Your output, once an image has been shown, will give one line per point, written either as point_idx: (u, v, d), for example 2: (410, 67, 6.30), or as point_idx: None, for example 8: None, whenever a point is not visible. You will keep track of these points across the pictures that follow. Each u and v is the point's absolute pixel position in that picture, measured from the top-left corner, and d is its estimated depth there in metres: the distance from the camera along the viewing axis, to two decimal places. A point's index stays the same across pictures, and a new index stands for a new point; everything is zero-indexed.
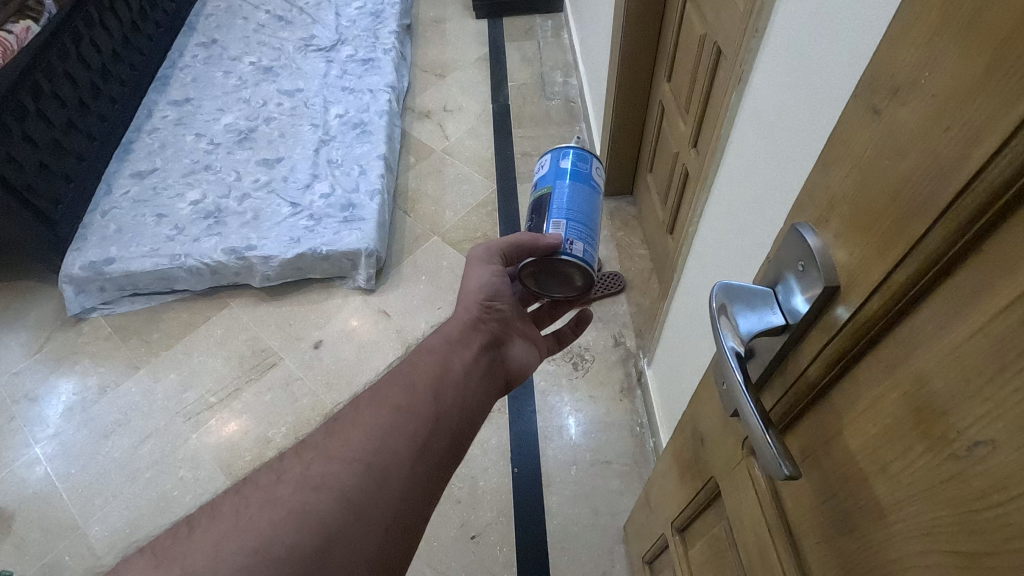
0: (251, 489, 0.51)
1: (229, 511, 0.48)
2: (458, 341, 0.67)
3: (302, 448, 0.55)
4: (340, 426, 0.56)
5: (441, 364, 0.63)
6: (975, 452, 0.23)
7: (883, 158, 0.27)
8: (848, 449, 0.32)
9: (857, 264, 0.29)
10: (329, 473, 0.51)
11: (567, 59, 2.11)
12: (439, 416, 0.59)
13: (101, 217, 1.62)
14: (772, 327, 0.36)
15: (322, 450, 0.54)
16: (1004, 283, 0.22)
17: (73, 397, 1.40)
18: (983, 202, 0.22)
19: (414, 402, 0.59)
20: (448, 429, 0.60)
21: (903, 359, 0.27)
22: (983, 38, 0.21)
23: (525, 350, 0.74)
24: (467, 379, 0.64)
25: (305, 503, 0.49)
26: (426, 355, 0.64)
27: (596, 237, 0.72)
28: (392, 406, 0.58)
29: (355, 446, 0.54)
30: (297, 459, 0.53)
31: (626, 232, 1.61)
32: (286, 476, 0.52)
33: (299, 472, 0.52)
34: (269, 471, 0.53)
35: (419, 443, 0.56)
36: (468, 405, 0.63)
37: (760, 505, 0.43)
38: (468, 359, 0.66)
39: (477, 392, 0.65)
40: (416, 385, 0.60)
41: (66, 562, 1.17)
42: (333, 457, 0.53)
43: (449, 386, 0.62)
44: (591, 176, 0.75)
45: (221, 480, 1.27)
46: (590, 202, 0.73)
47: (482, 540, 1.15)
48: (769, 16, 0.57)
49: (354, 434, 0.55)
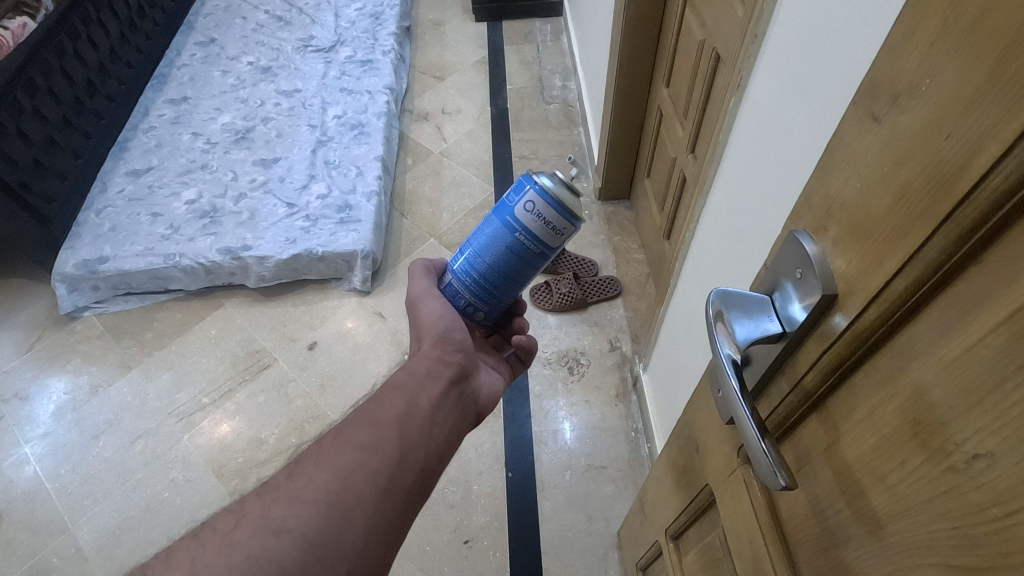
0: (208, 535, 0.50)
1: (183, 559, 0.48)
2: (426, 376, 0.66)
3: (263, 491, 0.54)
4: (302, 467, 0.55)
5: (408, 402, 0.63)
6: (974, 466, 0.23)
7: (883, 166, 0.27)
8: (845, 459, 0.32)
9: (856, 271, 0.29)
10: (289, 515, 0.50)
11: (566, 63, 2.11)
12: (404, 454, 0.59)
13: (96, 215, 1.61)
14: (769, 335, 0.36)
15: (283, 491, 0.53)
16: (1004, 293, 0.21)
17: (64, 397, 1.39)
18: (985, 212, 0.22)
19: (380, 440, 0.58)
20: (415, 466, 0.59)
21: (902, 369, 0.27)
22: (985, 45, 0.21)
23: (489, 380, 0.76)
24: (435, 414, 0.64)
25: (262, 548, 0.48)
26: (392, 393, 0.63)
27: (479, 277, 0.69)
28: (357, 444, 0.57)
29: (318, 486, 0.53)
30: (256, 503, 0.53)
31: (624, 236, 1.61)
32: (244, 520, 0.51)
33: (258, 515, 0.51)
34: (228, 514, 0.52)
35: (382, 483, 0.56)
36: (436, 440, 0.63)
37: (754, 514, 0.42)
38: (436, 395, 0.65)
39: (444, 426, 0.65)
40: (382, 422, 0.60)
41: (54, 563, 1.16)
42: (294, 498, 0.52)
43: (416, 424, 0.61)
44: (512, 213, 0.64)
45: (212, 481, 1.26)
46: (494, 241, 0.66)
47: (475, 545, 1.14)
48: (768, 21, 0.57)
49: (317, 474, 0.54)
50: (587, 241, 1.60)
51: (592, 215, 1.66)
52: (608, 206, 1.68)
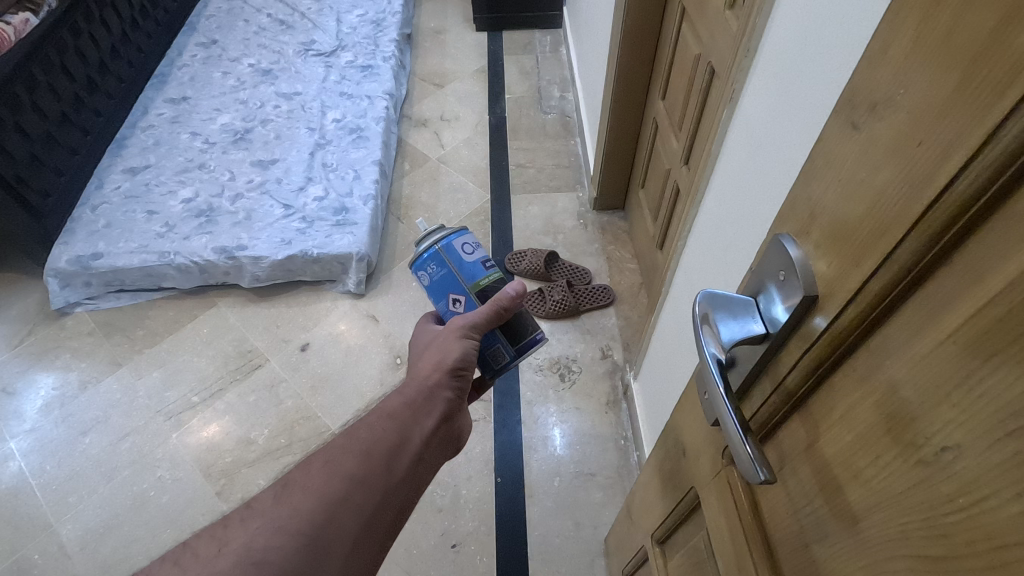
0: (191, 563, 0.50)
1: None
2: (421, 409, 0.65)
3: (248, 513, 0.54)
4: (290, 491, 0.55)
5: (400, 435, 0.62)
6: (943, 458, 0.24)
7: (862, 171, 0.28)
8: (823, 457, 0.33)
9: (835, 274, 0.30)
10: (270, 548, 0.50)
11: (565, 74, 2.14)
12: (389, 488, 0.59)
13: (91, 211, 1.61)
14: (753, 336, 0.37)
15: (267, 521, 0.52)
16: (971, 291, 0.22)
17: (52, 392, 1.38)
18: (954, 214, 0.23)
19: (369, 470, 0.58)
20: (397, 500, 0.60)
21: (877, 367, 0.28)
22: (954, 57, 0.22)
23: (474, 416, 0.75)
24: (423, 451, 0.64)
25: None
26: (385, 423, 0.62)
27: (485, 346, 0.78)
28: (345, 475, 0.56)
29: (301, 518, 0.52)
30: (241, 529, 0.52)
31: (617, 245, 1.63)
32: (227, 548, 0.51)
33: (242, 543, 0.51)
34: (212, 539, 0.52)
35: (364, 518, 0.56)
36: (418, 477, 0.63)
37: (737, 514, 0.43)
38: (427, 431, 0.65)
39: (429, 463, 0.65)
40: (372, 454, 0.59)
41: (34, 561, 1.15)
42: (277, 528, 0.52)
43: (404, 458, 0.61)
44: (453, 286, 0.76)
45: (199, 481, 1.25)
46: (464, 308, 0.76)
47: (462, 549, 1.14)
48: (761, 36, 0.59)
49: (304, 503, 0.54)
50: (580, 250, 1.62)
51: (587, 224, 1.68)
52: (602, 216, 1.70)
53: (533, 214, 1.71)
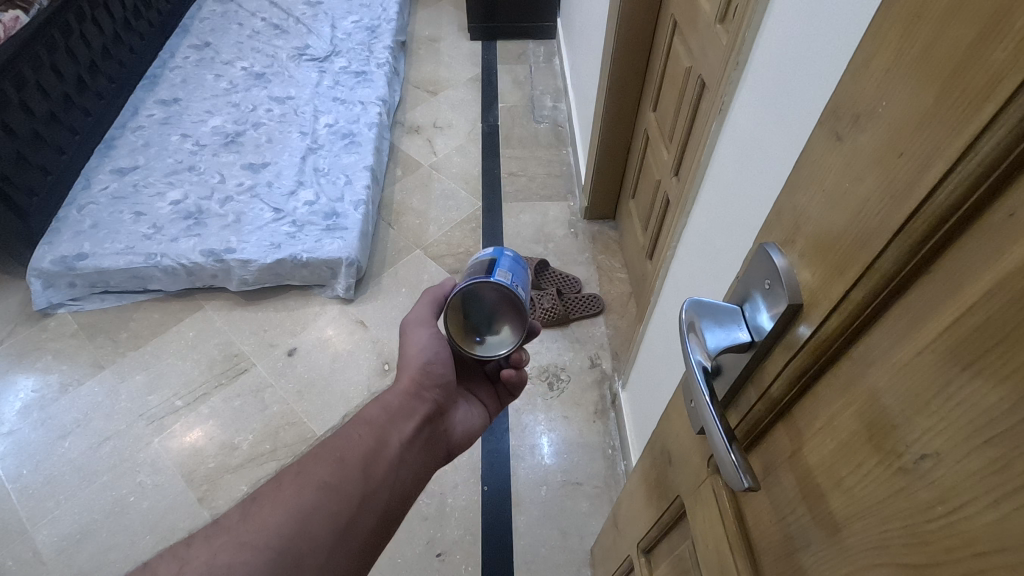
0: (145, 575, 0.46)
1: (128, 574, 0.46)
2: (399, 412, 0.66)
3: (212, 531, 0.51)
4: (257, 507, 0.53)
5: (378, 438, 0.62)
6: (921, 466, 0.24)
7: (845, 181, 0.28)
8: (807, 464, 0.33)
9: (818, 283, 0.31)
10: (235, 564, 0.48)
11: (558, 84, 2.15)
12: (366, 496, 0.58)
13: (77, 212, 1.59)
14: (738, 344, 0.37)
15: (232, 535, 0.50)
16: (950, 301, 0.23)
17: (31, 394, 1.36)
18: (932, 225, 0.23)
19: (342, 478, 0.57)
20: (376, 509, 0.59)
21: (859, 375, 0.28)
22: (933, 72, 0.23)
23: (468, 416, 0.75)
24: (404, 453, 0.64)
25: None
26: (362, 428, 0.62)
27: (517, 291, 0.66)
28: (318, 483, 0.56)
29: (270, 531, 0.51)
30: (204, 547, 0.49)
31: (608, 255, 1.63)
32: (187, 567, 0.47)
33: (204, 562, 0.48)
34: (172, 560, 0.48)
35: (340, 528, 0.55)
36: (401, 481, 0.63)
37: (722, 523, 0.43)
38: (407, 433, 0.65)
39: (413, 466, 0.65)
40: (348, 460, 0.59)
41: (8, 567, 1.13)
42: (242, 544, 0.49)
43: (383, 463, 0.61)
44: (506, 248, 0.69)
45: (181, 487, 1.23)
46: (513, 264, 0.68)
47: (447, 558, 1.13)
48: (749, 50, 0.59)
49: (271, 515, 0.52)
50: (571, 259, 1.62)
51: (577, 233, 1.68)
52: (593, 225, 1.71)
53: (524, 222, 1.71)
